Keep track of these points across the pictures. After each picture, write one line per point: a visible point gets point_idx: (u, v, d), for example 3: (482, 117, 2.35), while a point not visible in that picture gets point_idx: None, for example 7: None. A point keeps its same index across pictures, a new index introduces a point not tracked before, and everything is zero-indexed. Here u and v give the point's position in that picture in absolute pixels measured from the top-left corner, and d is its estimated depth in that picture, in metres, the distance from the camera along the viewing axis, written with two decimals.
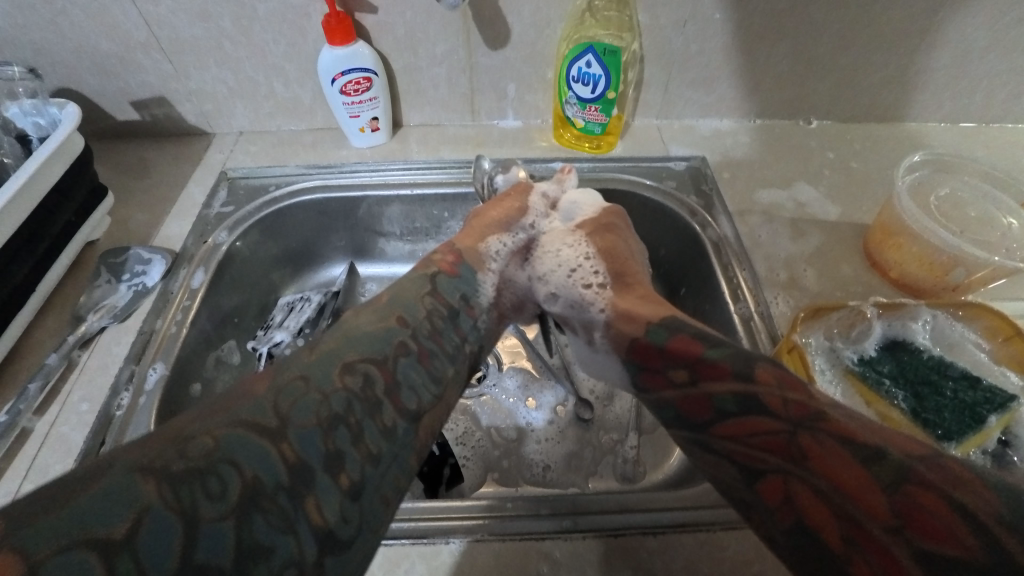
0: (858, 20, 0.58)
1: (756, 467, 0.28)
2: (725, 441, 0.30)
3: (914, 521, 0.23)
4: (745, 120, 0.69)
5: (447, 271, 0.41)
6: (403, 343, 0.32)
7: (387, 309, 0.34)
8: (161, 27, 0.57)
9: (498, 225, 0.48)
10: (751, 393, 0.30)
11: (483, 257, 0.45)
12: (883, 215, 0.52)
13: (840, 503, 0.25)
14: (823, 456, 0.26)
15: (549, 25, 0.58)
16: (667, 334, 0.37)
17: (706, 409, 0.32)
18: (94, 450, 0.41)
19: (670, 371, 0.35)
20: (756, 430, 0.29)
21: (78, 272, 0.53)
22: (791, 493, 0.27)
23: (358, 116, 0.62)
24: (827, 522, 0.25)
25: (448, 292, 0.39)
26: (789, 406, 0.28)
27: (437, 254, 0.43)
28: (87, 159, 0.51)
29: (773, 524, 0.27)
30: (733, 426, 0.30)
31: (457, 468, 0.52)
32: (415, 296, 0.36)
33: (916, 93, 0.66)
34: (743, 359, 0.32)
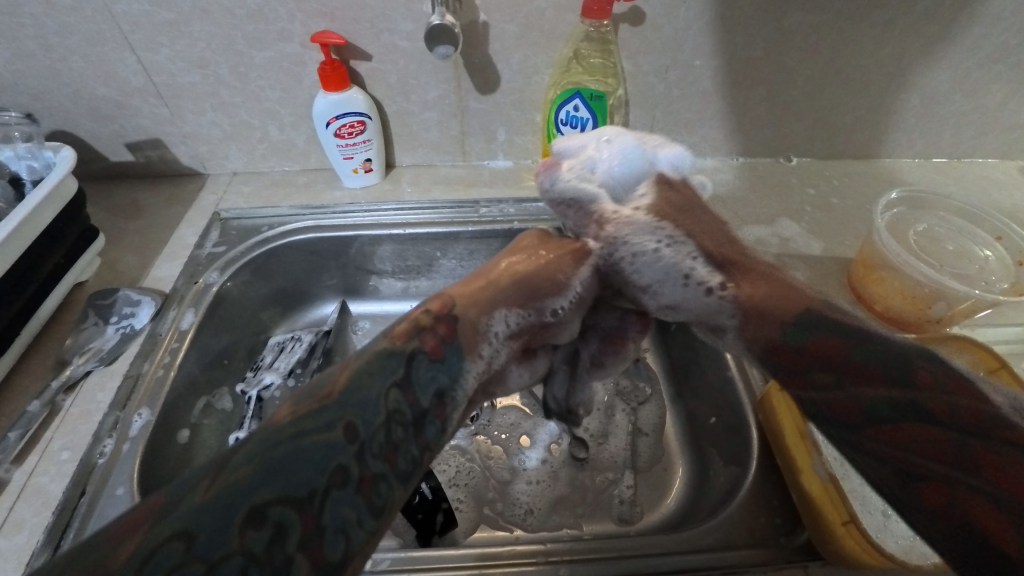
0: (830, 65, 0.61)
1: (918, 470, 0.30)
2: (886, 446, 0.32)
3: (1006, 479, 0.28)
4: (728, 158, 0.71)
5: (428, 351, 0.32)
6: (342, 469, 0.24)
7: (334, 412, 0.26)
8: (159, 74, 0.58)
9: (508, 300, 0.39)
10: (913, 397, 0.32)
11: (480, 337, 0.36)
12: (863, 251, 0.54)
13: (1012, 505, 0.27)
14: (994, 464, 0.28)
15: (538, 72, 0.60)
16: (807, 334, 0.36)
17: (858, 414, 0.33)
18: (73, 502, 0.40)
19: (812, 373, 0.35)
20: (915, 439, 0.31)
21: (65, 315, 0.53)
22: (956, 497, 0.29)
23: (351, 157, 0.63)
24: (996, 522, 0.27)
25: (421, 388, 0.31)
26: (957, 412, 0.30)
27: (432, 311, 0.35)
28: (79, 201, 0.52)
29: (932, 522, 0.29)
30: (892, 431, 0.32)
31: (451, 514, 0.50)
32: (380, 389, 0.28)
33: (889, 132, 0.69)
34: (894, 361, 0.33)
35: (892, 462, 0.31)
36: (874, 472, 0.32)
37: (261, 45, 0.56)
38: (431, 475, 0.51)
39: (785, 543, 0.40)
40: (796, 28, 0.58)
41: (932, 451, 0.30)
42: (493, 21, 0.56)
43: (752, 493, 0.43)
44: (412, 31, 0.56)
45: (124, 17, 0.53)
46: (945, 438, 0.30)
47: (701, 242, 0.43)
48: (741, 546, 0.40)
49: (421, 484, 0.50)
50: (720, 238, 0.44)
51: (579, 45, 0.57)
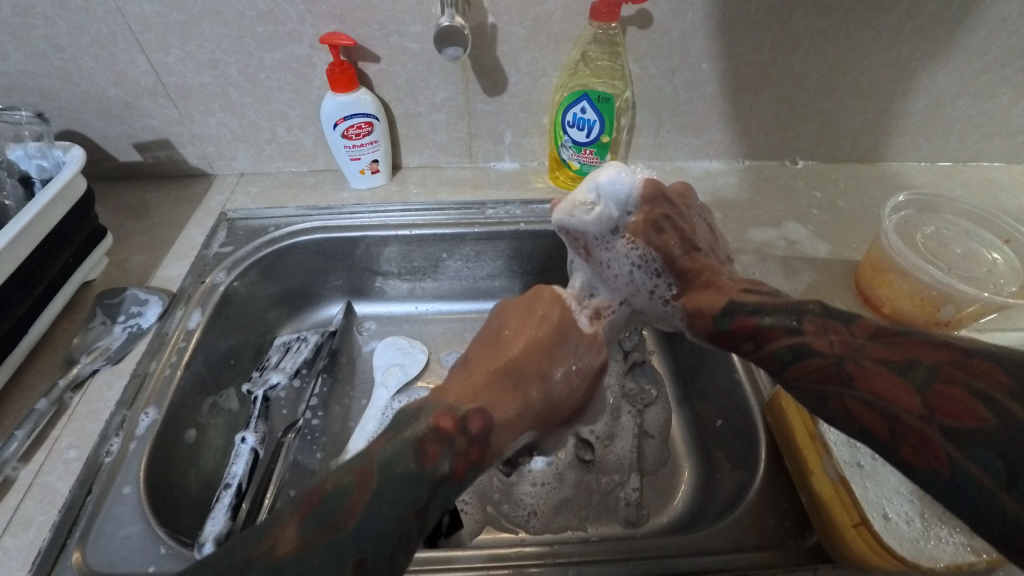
0: (836, 69, 0.62)
1: (817, 399, 0.33)
2: (790, 383, 0.34)
3: (893, 397, 0.29)
4: (734, 162, 0.71)
5: (455, 479, 0.33)
6: None
7: (345, 547, 0.29)
8: (168, 74, 0.58)
9: (537, 417, 0.39)
10: (800, 338, 0.34)
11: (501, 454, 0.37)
12: (872, 253, 0.54)
13: (886, 407, 0.29)
14: (866, 375, 0.30)
15: (546, 75, 0.60)
16: (729, 316, 0.38)
17: (765, 362, 0.35)
18: (80, 500, 0.40)
19: (735, 343, 0.38)
20: (810, 371, 0.33)
21: (72, 314, 0.53)
22: (846, 411, 0.31)
23: (358, 159, 0.63)
24: (876, 424, 0.30)
25: (435, 508, 0.33)
26: (834, 339, 0.33)
27: (471, 434, 0.35)
28: (89, 200, 0.52)
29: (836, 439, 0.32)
30: (795, 372, 0.34)
31: (456, 515, 0.51)
32: (396, 520, 0.30)
33: (894, 136, 0.69)
34: (791, 316, 0.35)
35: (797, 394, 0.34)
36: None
37: (271, 46, 0.57)
38: None
39: (794, 546, 0.40)
40: (802, 32, 0.58)
41: (822, 377, 0.32)
42: (502, 23, 0.56)
43: (760, 495, 0.43)
44: (421, 33, 0.56)
45: (135, 17, 0.54)
46: (828, 364, 0.32)
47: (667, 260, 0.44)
48: (750, 549, 0.40)
49: None
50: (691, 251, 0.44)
51: (586, 48, 0.58)
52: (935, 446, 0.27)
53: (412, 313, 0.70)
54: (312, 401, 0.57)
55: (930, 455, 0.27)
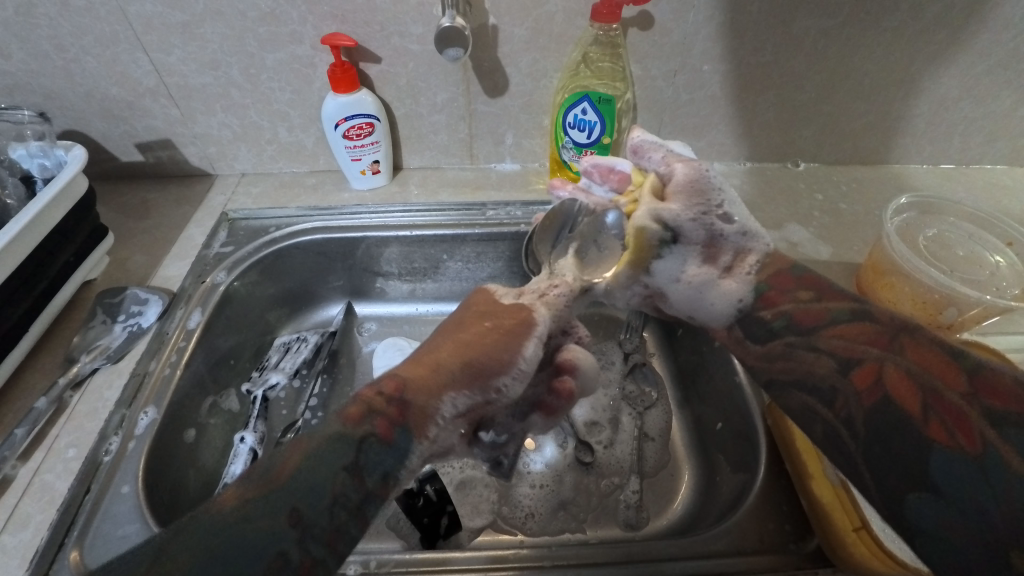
0: (838, 70, 0.61)
1: (858, 360, 0.36)
2: (834, 340, 0.38)
3: (940, 374, 0.32)
4: (736, 163, 0.71)
5: (380, 437, 0.30)
6: (281, 557, 0.25)
7: (280, 499, 0.27)
8: (171, 75, 0.59)
9: (456, 377, 0.34)
10: (865, 306, 0.38)
11: (426, 421, 0.32)
12: (874, 255, 0.53)
13: (928, 380, 0.33)
14: (919, 350, 0.34)
15: (547, 76, 0.60)
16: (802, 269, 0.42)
17: (821, 318, 0.39)
18: (79, 499, 0.39)
19: (791, 293, 0.41)
20: (859, 334, 0.37)
21: (73, 313, 0.53)
22: (882, 375, 0.34)
23: (359, 159, 0.63)
24: (910, 395, 0.33)
25: (373, 471, 0.29)
26: (896, 316, 0.37)
27: (378, 398, 0.32)
28: (90, 200, 0.52)
29: (859, 402, 0.35)
30: (845, 330, 0.38)
31: (455, 517, 0.50)
32: (327, 473, 0.28)
33: (897, 138, 0.69)
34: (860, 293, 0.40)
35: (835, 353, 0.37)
36: (816, 365, 0.38)
37: (272, 46, 0.57)
38: (436, 478, 0.51)
39: (794, 550, 0.40)
40: (804, 33, 0.58)
41: (872, 343, 0.36)
42: (503, 24, 0.56)
43: (760, 498, 0.43)
44: (422, 34, 0.56)
45: (138, 18, 0.54)
46: (883, 334, 0.36)
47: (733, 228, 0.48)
48: (749, 552, 0.40)
49: (425, 486, 0.50)
50: None
51: (587, 49, 0.58)
52: (965, 421, 0.30)
53: (412, 314, 0.70)
54: (312, 401, 0.56)
55: (960, 433, 0.30)
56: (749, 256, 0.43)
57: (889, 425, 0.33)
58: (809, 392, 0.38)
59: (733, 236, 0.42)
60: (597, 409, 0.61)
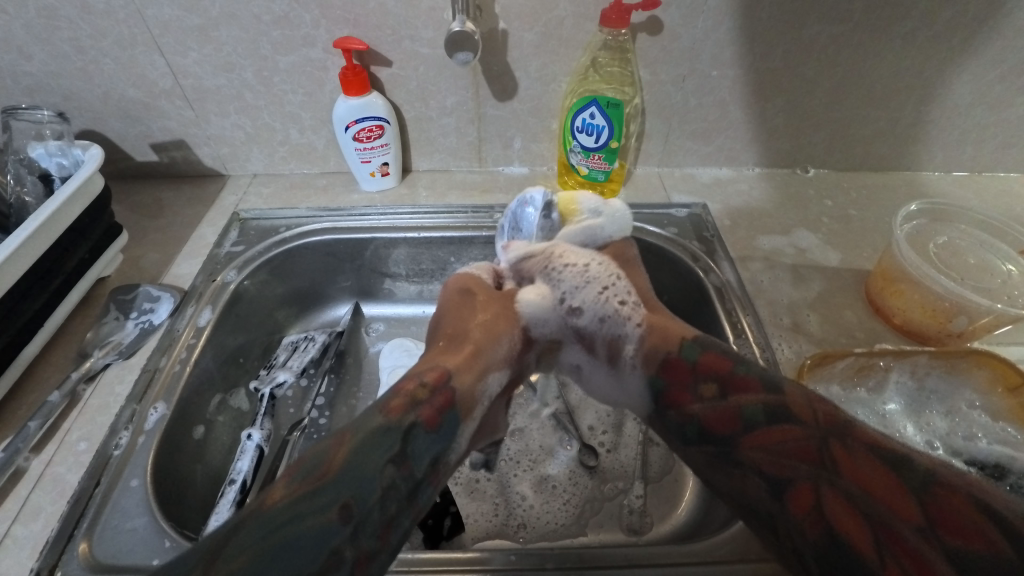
0: (848, 77, 0.61)
1: (789, 480, 0.34)
2: (755, 452, 0.37)
3: (891, 502, 0.30)
4: (745, 168, 0.71)
5: (425, 423, 0.36)
6: (337, 552, 0.28)
7: (334, 493, 0.30)
8: (186, 77, 0.60)
9: (490, 360, 0.44)
10: (778, 401, 0.37)
11: (474, 403, 0.41)
12: (883, 262, 0.53)
13: (872, 507, 0.31)
14: (854, 464, 0.33)
15: (556, 81, 0.61)
16: (698, 350, 0.43)
17: (735, 423, 0.38)
18: (88, 492, 0.40)
19: (698, 386, 0.42)
20: (785, 440, 0.35)
21: (86, 309, 0.54)
22: (821, 503, 0.33)
23: (369, 161, 0.64)
24: (857, 528, 0.31)
25: (418, 459, 0.35)
26: (817, 415, 0.35)
27: (425, 390, 0.38)
28: (106, 198, 0.53)
29: (801, 534, 0.33)
30: (762, 436, 0.37)
31: (458, 518, 0.51)
32: (378, 466, 0.32)
33: (909, 144, 0.69)
34: (767, 374, 0.39)
35: (756, 466, 0.36)
36: (745, 483, 0.37)
37: (286, 50, 0.58)
38: None
39: None
40: (814, 39, 0.58)
41: (800, 455, 0.34)
42: (513, 28, 0.56)
43: None
44: (432, 38, 0.57)
45: (155, 21, 0.55)
46: (811, 442, 0.34)
47: (626, 280, 0.51)
48: (754, 560, 0.39)
49: None
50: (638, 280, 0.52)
51: (596, 54, 0.58)
52: (930, 567, 0.28)
53: (419, 316, 0.71)
54: (319, 401, 0.57)
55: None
56: (624, 344, 0.49)
57: (841, 567, 0.31)
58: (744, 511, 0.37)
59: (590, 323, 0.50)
60: (600, 412, 0.61)
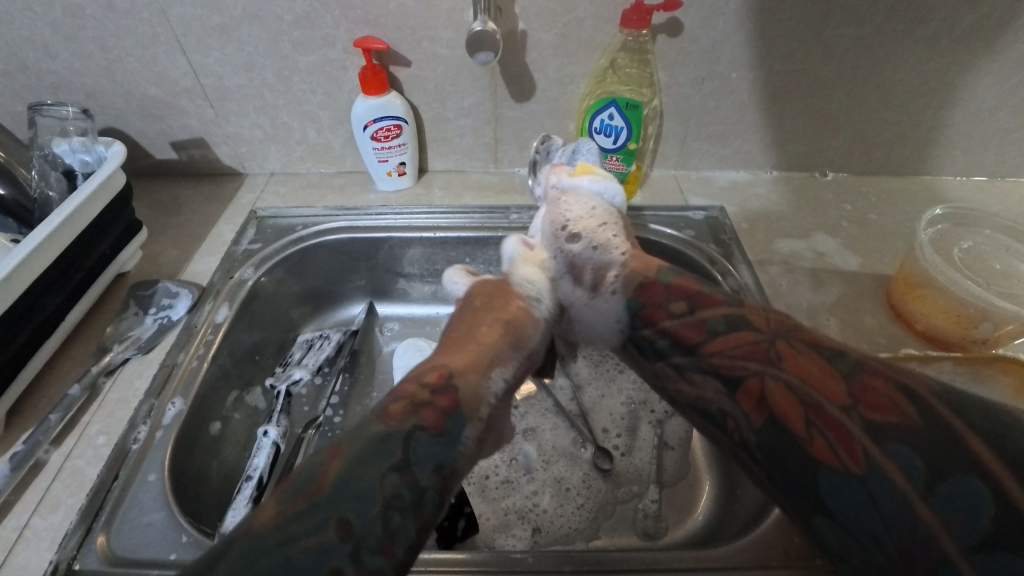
0: (867, 80, 0.61)
1: (739, 376, 0.35)
2: (714, 356, 0.37)
3: (818, 385, 0.31)
4: (762, 172, 0.71)
5: (429, 426, 0.35)
6: (335, 574, 0.27)
7: (329, 508, 0.29)
8: (207, 76, 0.60)
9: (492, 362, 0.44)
10: (740, 312, 0.38)
11: (478, 399, 0.40)
12: (905, 267, 0.53)
13: (807, 393, 0.31)
14: (796, 359, 0.33)
15: (574, 81, 0.61)
16: (673, 276, 0.45)
17: (698, 332, 0.39)
18: (107, 485, 0.40)
19: (669, 304, 0.43)
20: (737, 343, 0.36)
21: (106, 304, 0.54)
22: (765, 391, 0.33)
23: (386, 160, 0.64)
24: (794, 411, 0.31)
25: (422, 464, 0.33)
26: (770, 322, 0.37)
27: (423, 389, 0.38)
28: (128, 194, 0.54)
29: (748, 425, 0.33)
30: (721, 341, 0.37)
31: (472, 519, 0.50)
32: (377, 479, 0.31)
33: (928, 148, 0.68)
34: (734, 295, 0.41)
35: (716, 368, 0.37)
36: (704, 387, 0.37)
37: (306, 50, 0.58)
38: None
39: (821, 565, 0.39)
40: (835, 42, 0.57)
41: (752, 355, 0.35)
42: (533, 29, 0.56)
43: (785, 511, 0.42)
44: (452, 39, 0.57)
45: (178, 20, 0.56)
46: (761, 343, 0.35)
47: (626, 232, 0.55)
48: (775, 567, 0.39)
49: None
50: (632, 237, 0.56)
51: (615, 55, 0.58)
52: (851, 438, 0.28)
53: (433, 316, 0.71)
54: (333, 399, 0.57)
55: (844, 450, 0.28)
56: (607, 272, 0.51)
57: (777, 447, 0.31)
58: (697, 415, 0.38)
59: (586, 254, 0.53)
60: (614, 414, 0.61)
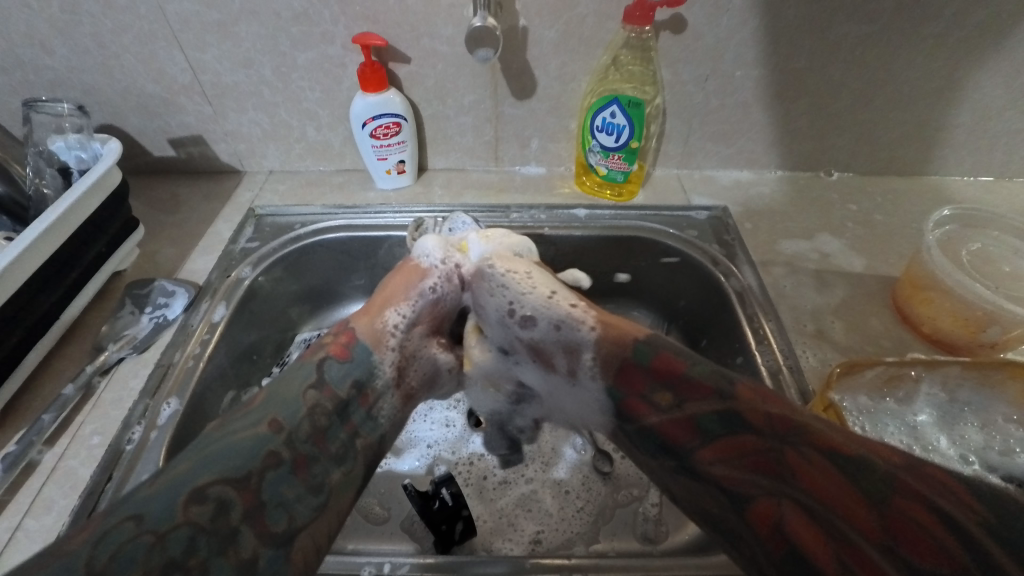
0: (872, 79, 0.60)
1: (748, 493, 0.32)
2: (715, 464, 0.34)
3: (844, 508, 0.28)
4: (766, 171, 0.70)
5: (337, 356, 0.42)
6: (273, 453, 0.33)
7: (261, 413, 0.35)
8: (204, 72, 0.60)
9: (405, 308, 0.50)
10: (736, 407, 0.35)
11: (382, 336, 0.45)
12: (911, 269, 0.52)
13: (831, 522, 0.28)
14: (808, 472, 0.30)
15: (575, 79, 0.60)
16: (651, 352, 0.41)
17: (691, 434, 0.36)
18: (100, 486, 0.40)
19: (652, 393, 0.40)
20: (740, 449, 0.33)
21: (102, 302, 0.54)
22: (783, 519, 0.30)
23: (385, 158, 0.63)
24: (817, 544, 0.28)
25: (337, 381, 0.40)
26: (771, 422, 0.33)
27: (330, 336, 0.44)
28: (124, 192, 0.53)
29: (767, 554, 0.30)
30: (720, 447, 0.34)
31: (471, 522, 0.48)
32: (298, 391, 0.38)
33: (935, 148, 0.67)
34: (722, 376, 0.37)
35: (717, 479, 0.34)
36: (705, 497, 0.35)
37: (304, 46, 0.57)
38: (453, 481, 0.49)
39: None
40: (840, 39, 0.57)
41: (756, 468, 0.32)
42: (534, 26, 0.56)
43: None
44: (452, 35, 0.56)
45: (175, 16, 0.55)
46: (766, 453, 0.32)
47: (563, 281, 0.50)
48: None
49: (442, 489, 0.48)
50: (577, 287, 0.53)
51: (618, 52, 0.57)
52: None
53: None
54: None
55: None
56: (580, 355, 0.45)
57: None
58: (707, 525, 0.35)
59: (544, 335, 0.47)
60: None
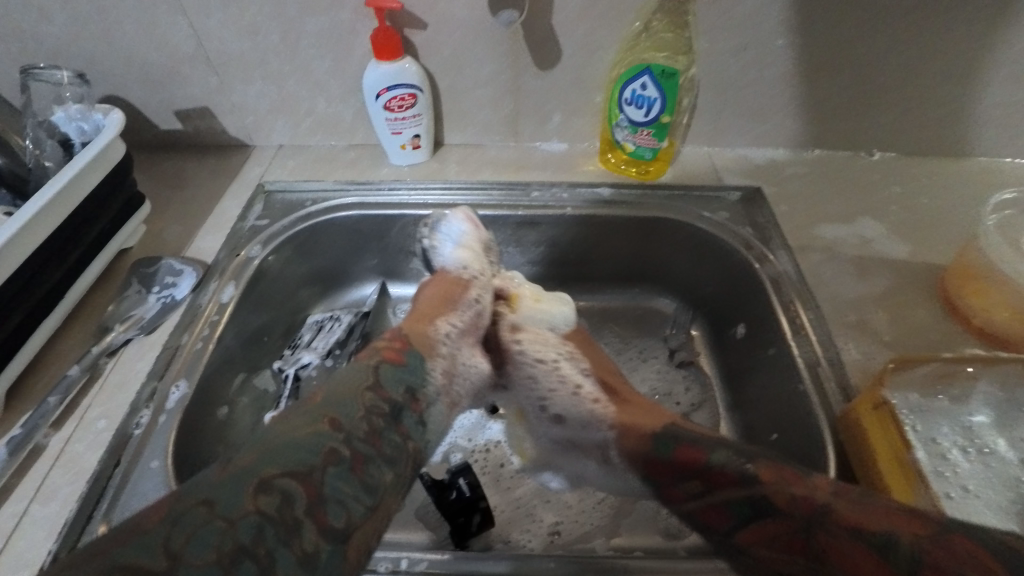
0: (926, 51, 0.55)
1: None
2: (753, 548, 0.33)
3: None
4: (803, 150, 0.66)
5: (392, 361, 0.38)
6: (334, 451, 0.30)
7: (318, 410, 0.32)
8: (210, 40, 0.57)
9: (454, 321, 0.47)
10: (756, 492, 0.34)
11: (433, 343, 0.43)
12: (964, 256, 0.48)
13: None
14: (841, 553, 0.30)
15: (602, 48, 0.56)
16: (672, 444, 0.40)
17: (722, 519, 0.35)
18: (107, 472, 0.38)
19: (681, 484, 0.38)
20: (768, 534, 0.33)
21: (108, 282, 0.52)
22: None
23: (400, 133, 0.60)
24: None
25: (391, 385, 0.36)
26: (795, 502, 0.32)
27: (383, 342, 0.41)
28: (127, 166, 0.51)
29: None
30: (754, 531, 0.33)
31: (488, 513, 0.46)
32: (355, 391, 0.34)
33: (988, 127, 0.62)
34: (741, 457, 0.36)
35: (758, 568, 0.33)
36: None
37: (314, 11, 0.54)
38: (469, 471, 0.48)
39: None
40: (895, 5, 0.52)
41: (789, 551, 0.32)
42: None
43: None
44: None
45: None
46: (797, 535, 0.31)
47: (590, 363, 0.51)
48: None
49: (458, 479, 0.47)
50: (605, 367, 0.51)
51: (650, 17, 0.53)
52: None
53: None
54: None
55: None
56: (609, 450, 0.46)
57: None
58: None
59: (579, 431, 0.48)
60: None
